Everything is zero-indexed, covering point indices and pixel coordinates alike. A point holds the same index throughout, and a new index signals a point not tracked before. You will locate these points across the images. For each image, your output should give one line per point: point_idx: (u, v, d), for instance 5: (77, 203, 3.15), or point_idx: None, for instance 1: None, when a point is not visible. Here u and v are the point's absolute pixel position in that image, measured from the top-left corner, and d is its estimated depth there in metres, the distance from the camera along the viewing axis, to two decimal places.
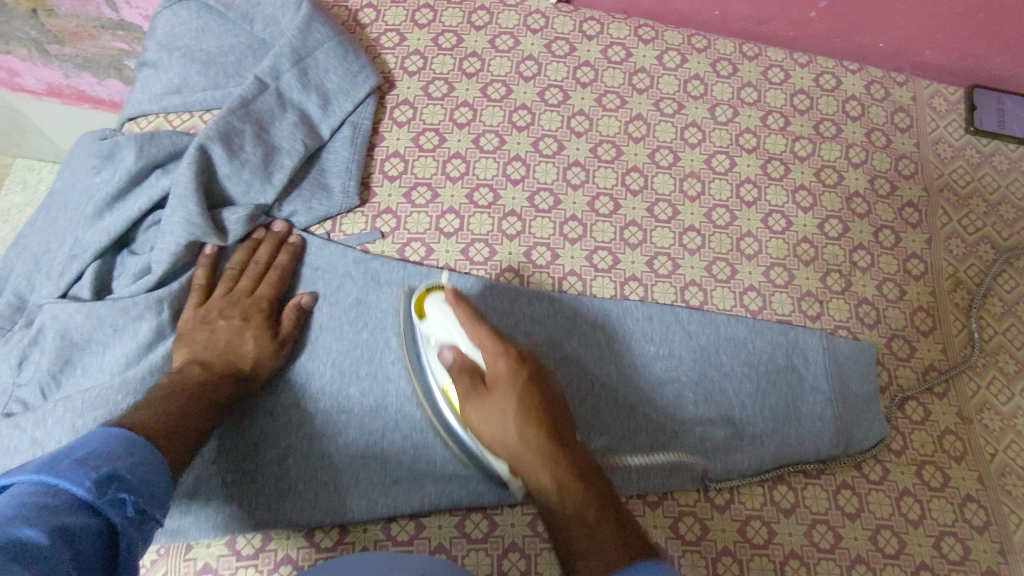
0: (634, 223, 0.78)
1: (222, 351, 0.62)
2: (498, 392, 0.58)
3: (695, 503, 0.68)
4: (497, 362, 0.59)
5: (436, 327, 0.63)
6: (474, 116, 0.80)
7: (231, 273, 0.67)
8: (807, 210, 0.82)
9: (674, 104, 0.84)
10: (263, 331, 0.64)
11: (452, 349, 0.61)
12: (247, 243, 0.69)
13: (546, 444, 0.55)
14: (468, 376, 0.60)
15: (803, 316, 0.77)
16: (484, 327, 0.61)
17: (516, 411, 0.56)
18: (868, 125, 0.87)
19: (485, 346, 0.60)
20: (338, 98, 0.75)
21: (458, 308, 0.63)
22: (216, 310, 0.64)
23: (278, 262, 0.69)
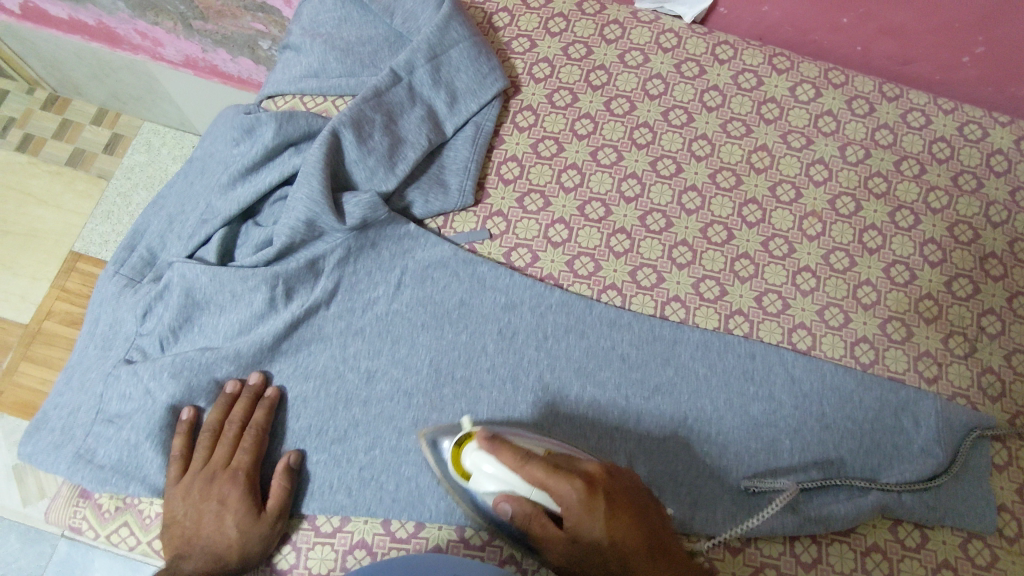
0: (746, 256, 0.75)
1: (207, 543, 0.58)
2: (587, 517, 0.55)
3: (779, 556, 0.65)
4: (570, 493, 0.55)
5: (491, 476, 0.58)
6: (595, 128, 0.79)
7: (206, 439, 0.63)
8: (935, 266, 0.77)
9: (803, 137, 0.81)
10: (244, 513, 0.59)
11: (509, 502, 0.57)
12: (265, 405, 0.65)
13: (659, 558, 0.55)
14: (537, 525, 0.56)
15: (919, 377, 0.73)
16: (538, 465, 0.56)
17: (615, 529, 0.55)
18: (1012, 184, 0.80)
19: (546, 481, 0.56)
20: (465, 97, 0.76)
21: (508, 459, 0.57)
22: (196, 489, 0.61)
23: (254, 421, 0.64)
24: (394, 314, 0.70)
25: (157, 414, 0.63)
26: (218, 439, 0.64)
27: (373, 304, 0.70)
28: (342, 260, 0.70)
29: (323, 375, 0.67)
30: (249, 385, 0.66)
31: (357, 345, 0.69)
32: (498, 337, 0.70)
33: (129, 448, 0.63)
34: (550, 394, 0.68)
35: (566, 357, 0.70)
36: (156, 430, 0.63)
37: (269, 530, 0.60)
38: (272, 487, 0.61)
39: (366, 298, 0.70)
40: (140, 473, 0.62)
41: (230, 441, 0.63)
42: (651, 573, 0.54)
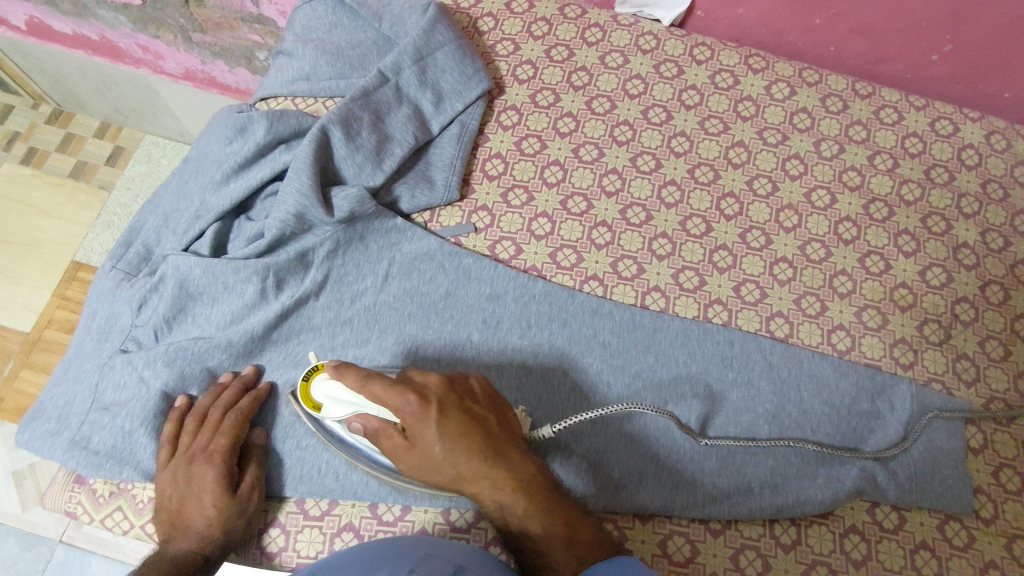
0: (724, 247, 0.78)
1: (194, 524, 0.60)
2: (420, 421, 0.56)
3: (759, 537, 0.67)
4: (402, 403, 0.56)
5: (343, 401, 0.61)
6: (577, 127, 0.82)
7: (193, 421, 0.64)
8: (909, 255, 0.79)
9: (778, 134, 0.83)
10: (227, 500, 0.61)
11: (359, 419, 0.59)
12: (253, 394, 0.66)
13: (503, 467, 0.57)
14: (388, 438, 0.58)
15: (894, 363, 0.74)
16: (375, 381, 0.57)
17: (460, 438, 0.56)
18: (984, 176, 0.84)
19: (388, 401, 0.57)
20: (451, 97, 0.79)
21: (350, 380, 0.59)
22: (182, 472, 0.62)
23: (239, 408, 0.65)
24: (382, 305, 0.72)
25: (150, 401, 0.65)
26: (203, 422, 0.65)
27: (361, 295, 0.72)
28: (332, 253, 0.72)
29: (313, 363, 0.69)
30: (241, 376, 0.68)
31: (346, 334, 0.71)
32: (482, 326, 0.72)
33: (123, 434, 0.65)
34: (533, 381, 0.70)
35: (549, 345, 0.72)
36: (149, 417, 0.65)
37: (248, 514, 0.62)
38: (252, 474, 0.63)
39: (355, 289, 0.72)
40: (134, 459, 0.64)
41: (214, 424, 0.64)
42: (471, 476, 0.56)
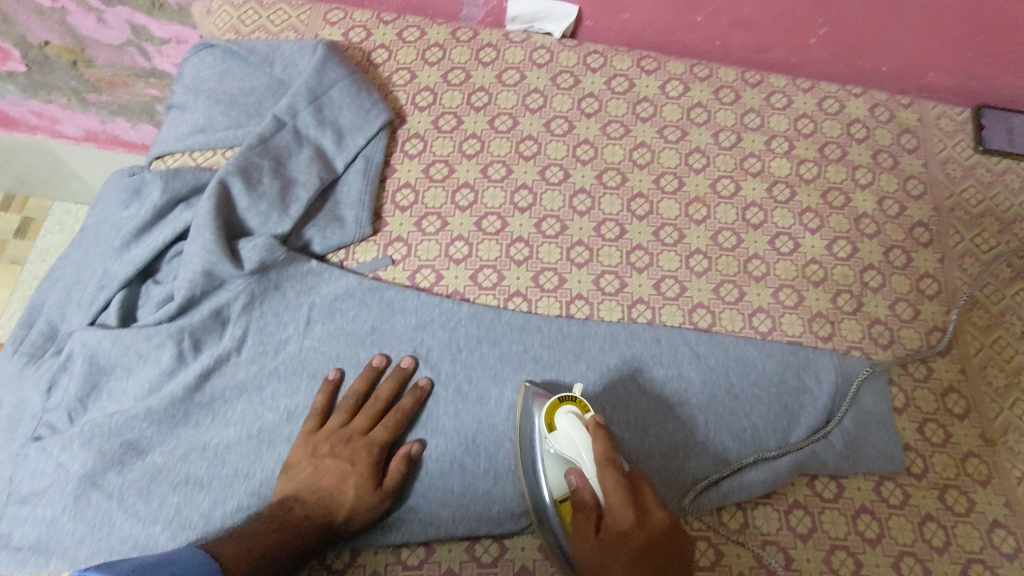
0: (640, 248, 0.80)
1: (320, 496, 0.62)
2: (623, 527, 0.55)
3: (710, 527, 0.68)
4: (624, 514, 0.55)
5: (568, 444, 0.62)
6: (482, 147, 0.83)
7: (347, 405, 0.68)
8: (815, 232, 0.82)
9: (678, 131, 0.86)
10: (366, 482, 0.63)
11: (578, 477, 0.60)
12: (393, 378, 0.69)
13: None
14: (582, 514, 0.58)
15: (814, 337, 0.77)
16: (612, 473, 0.58)
17: (638, 547, 0.54)
18: (874, 147, 0.88)
19: (610, 493, 0.57)
20: (352, 133, 0.79)
21: (596, 446, 0.60)
22: (327, 445, 0.64)
23: (402, 404, 0.68)
24: (307, 351, 0.71)
25: (72, 486, 0.63)
26: (356, 410, 0.68)
27: (284, 344, 0.71)
28: (248, 306, 0.70)
29: (242, 421, 0.67)
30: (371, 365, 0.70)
31: (273, 386, 0.69)
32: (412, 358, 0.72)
33: (46, 525, 0.62)
34: (470, 405, 0.70)
35: (481, 367, 0.72)
36: (72, 503, 0.62)
37: (381, 504, 0.63)
38: (391, 467, 0.64)
39: (277, 339, 0.71)
40: (60, 549, 0.61)
41: (372, 413, 0.67)
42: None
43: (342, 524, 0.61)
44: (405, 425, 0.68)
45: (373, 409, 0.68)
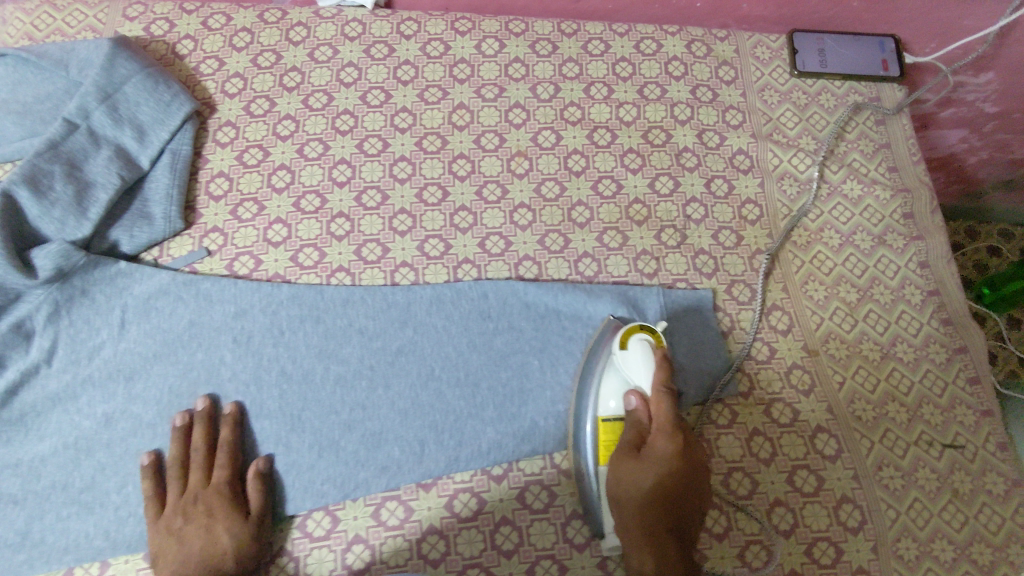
0: (463, 208, 0.80)
1: (201, 559, 0.61)
2: (653, 464, 0.61)
3: (541, 471, 0.68)
4: (666, 443, 0.61)
5: (633, 367, 0.64)
6: (297, 128, 0.82)
7: (175, 470, 0.65)
8: (636, 172, 0.84)
9: (496, 88, 0.86)
10: (233, 518, 0.62)
11: (637, 397, 0.64)
12: (202, 420, 0.67)
13: (645, 537, 0.60)
14: (634, 433, 0.63)
15: (640, 274, 0.78)
16: (669, 409, 0.62)
17: (670, 471, 0.60)
18: (692, 82, 0.89)
19: (665, 425, 0.61)
20: (154, 128, 0.77)
21: (658, 372, 0.63)
22: (176, 517, 0.63)
23: (223, 439, 0.66)
24: (123, 353, 0.69)
25: None
26: (186, 468, 0.66)
27: (98, 350, 0.69)
28: (53, 315, 0.68)
29: (57, 431, 0.66)
30: (178, 425, 0.67)
31: (89, 392, 0.68)
32: (234, 345, 0.71)
33: None
34: (295, 385, 0.70)
35: (305, 346, 0.71)
36: None
37: (260, 526, 0.63)
38: (250, 492, 0.64)
39: (91, 345, 0.69)
40: None
41: (201, 463, 0.65)
42: (641, 518, 0.60)
43: (238, 569, 0.61)
44: (239, 454, 0.67)
45: (199, 456, 0.66)
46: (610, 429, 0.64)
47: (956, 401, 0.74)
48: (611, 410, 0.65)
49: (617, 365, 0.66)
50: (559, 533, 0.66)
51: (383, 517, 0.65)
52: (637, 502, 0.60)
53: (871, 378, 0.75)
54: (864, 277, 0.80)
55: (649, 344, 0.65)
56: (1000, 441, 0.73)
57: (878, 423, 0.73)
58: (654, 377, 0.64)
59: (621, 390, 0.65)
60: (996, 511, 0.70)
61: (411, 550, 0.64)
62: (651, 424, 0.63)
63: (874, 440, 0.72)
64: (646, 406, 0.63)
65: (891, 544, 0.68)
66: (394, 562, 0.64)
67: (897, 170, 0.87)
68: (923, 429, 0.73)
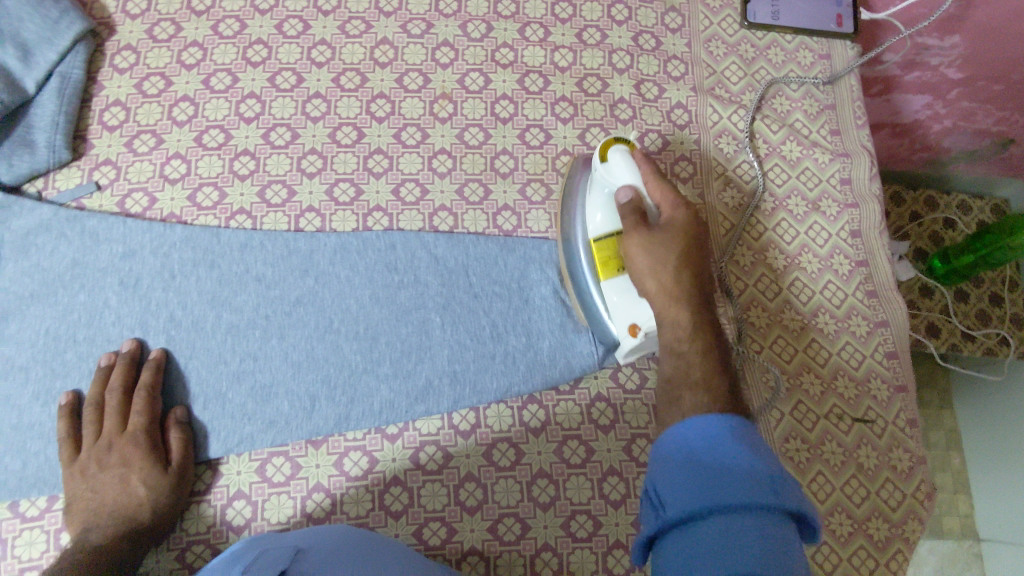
0: (379, 151, 0.75)
1: (115, 509, 0.59)
2: (667, 233, 0.59)
3: (437, 431, 0.66)
4: (677, 214, 0.60)
5: (617, 172, 0.61)
6: (204, 56, 0.76)
7: (90, 414, 0.63)
8: (567, 121, 0.79)
9: (423, 24, 0.81)
10: (148, 468, 0.60)
11: (631, 189, 0.60)
12: (125, 363, 0.64)
13: (681, 282, 0.58)
14: (639, 214, 0.59)
15: (561, 231, 0.75)
16: (664, 186, 0.61)
17: (677, 238, 0.59)
18: (635, 29, 0.84)
19: (667, 202, 0.60)
20: (40, 48, 0.71)
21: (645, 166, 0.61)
22: (92, 463, 0.61)
23: (142, 383, 0.63)
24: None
25: None
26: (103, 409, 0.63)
27: None
28: None
29: None
30: (102, 366, 0.64)
31: None
32: (120, 288, 0.67)
33: None
34: (183, 332, 0.66)
35: (197, 292, 0.68)
36: None
37: (179, 478, 0.61)
38: (172, 442, 0.62)
39: None
40: None
41: (116, 407, 0.62)
42: (671, 307, 0.57)
43: (155, 518, 0.59)
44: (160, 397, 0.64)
45: (114, 399, 0.62)
46: (606, 244, 0.62)
47: (871, 375, 0.73)
48: (600, 225, 0.63)
49: (598, 179, 0.63)
50: (451, 496, 0.64)
51: (267, 474, 0.64)
52: (669, 297, 0.58)
53: (789, 348, 0.73)
54: (794, 244, 0.78)
55: (628, 149, 0.62)
56: (910, 418, 0.72)
57: (791, 395, 0.71)
58: (642, 174, 0.60)
59: (605, 199, 0.62)
60: (898, 488, 0.69)
61: (293, 509, 0.63)
62: (652, 202, 0.60)
63: (784, 411, 0.71)
64: (641, 196, 0.60)
65: None
66: (275, 519, 0.62)
67: (840, 134, 0.83)
68: (835, 402, 0.72)
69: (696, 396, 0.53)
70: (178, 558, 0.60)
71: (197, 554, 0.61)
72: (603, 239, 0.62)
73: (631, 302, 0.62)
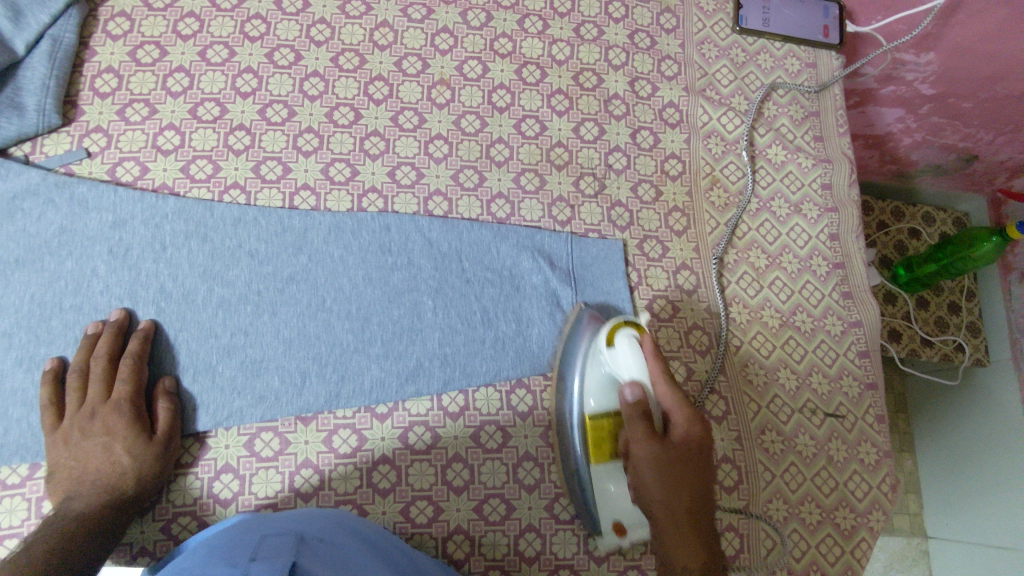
0: (376, 133, 0.75)
1: (98, 478, 0.58)
2: (676, 456, 0.56)
3: (426, 412, 0.67)
4: (690, 428, 0.57)
5: (623, 364, 0.58)
6: (201, 27, 0.75)
7: (74, 382, 0.61)
8: (562, 114, 0.80)
9: (423, 9, 0.81)
10: (132, 438, 0.59)
11: (637, 389, 0.57)
12: (112, 331, 0.63)
13: (681, 509, 0.55)
14: (646, 427, 0.57)
15: (553, 221, 0.76)
16: (673, 390, 0.58)
17: (681, 472, 0.56)
18: (632, 27, 0.86)
19: (678, 410, 0.57)
20: (32, 9, 0.69)
21: (655, 360, 0.59)
22: (75, 430, 0.60)
23: (129, 351, 0.62)
24: None
25: None
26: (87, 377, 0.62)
27: None
28: None
29: None
30: (88, 334, 0.63)
31: None
32: (109, 258, 0.66)
33: None
34: (173, 305, 0.66)
35: (188, 264, 0.67)
36: None
37: (164, 449, 0.60)
38: (158, 412, 0.61)
39: None
40: None
41: (101, 375, 0.61)
42: (671, 539, 0.55)
43: (138, 488, 0.59)
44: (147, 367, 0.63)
45: (99, 367, 0.61)
46: (603, 425, 0.60)
47: (843, 372, 0.76)
48: (596, 408, 0.61)
49: (605, 364, 0.61)
50: (438, 475, 0.65)
51: (256, 449, 0.64)
52: (675, 504, 0.55)
53: (767, 344, 0.76)
54: (775, 244, 0.80)
55: (636, 338, 0.60)
56: (878, 414, 0.75)
57: (768, 389, 0.74)
58: (652, 369, 0.58)
59: (608, 384, 0.61)
60: (865, 480, 0.73)
61: (281, 484, 0.63)
62: (664, 411, 0.58)
63: (761, 405, 0.73)
64: (647, 392, 0.58)
65: (763, 504, 0.70)
66: (262, 494, 0.63)
67: (822, 141, 0.87)
68: (809, 397, 0.75)
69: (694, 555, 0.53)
70: (163, 529, 0.60)
71: (183, 526, 0.61)
72: (598, 425, 0.61)
73: (616, 497, 0.61)
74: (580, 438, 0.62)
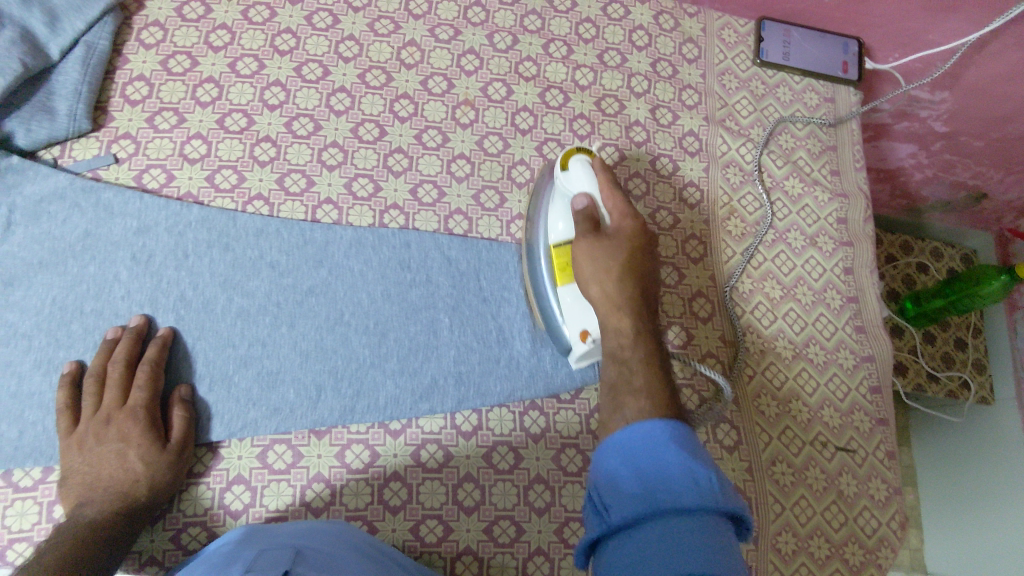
0: (400, 150, 0.76)
1: (111, 485, 0.58)
2: (617, 243, 0.60)
3: (439, 430, 0.67)
4: (626, 224, 0.62)
5: (575, 180, 0.63)
6: (232, 39, 0.76)
7: (91, 387, 0.62)
8: (583, 139, 0.81)
9: (451, 30, 0.82)
10: (147, 445, 0.59)
11: (587, 198, 0.61)
12: (130, 337, 0.63)
13: (625, 305, 0.58)
14: (592, 222, 0.61)
15: None
16: (619, 194, 0.62)
17: (625, 236, 0.61)
18: (654, 55, 0.87)
19: (620, 209, 0.62)
20: (68, 16, 0.70)
21: (599, 171, 0.63)
22: (90, 435, 0.60)
23: (146, 358, 0.63)
24: (5, 256, 0.65)
25: None
26: (104, 382, 0.62)
27: None
28: None
29: None
30: (107, 339, 0.63)
31: None
32: (132, 263, 0.66)
33: None
34: (193, 312, 0.66)
35: (210, 273, 0.68)
36: None
37: (177, 457, 0.60)
38: (173, 420, 0.61)
39: None
40: None
41: (117, 380, 0.61)
42: (614, 308, 0.57)
43: (150, 496, 0.58)
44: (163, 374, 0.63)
45: (116, 372, 0.62)
46: (564, 250, 0.62)
47: (855, 406, 0.77)
48: (560, 232, 0.63)
49: (559, 187, 0.64)
50: (449, 494, 0.65)
51: (268, 460, 0.64)
52: (620, 316, 0.57)
53: (780, 375, 0.76)
54: (790, 276, 0.81)
55: (587, 159, 0.64)
56: (889, 450, 0.75)
57: (780, 420, 0.74)
58: (600, 183, 0.62)
59: (567, 208, 0.63)
60: (875, 516, 0.73)
61: (292, 497, 0.63)
62: (608, 214, 0.62)
63: (772, 435, 0.73)
64: (596, 204, 0.61)
65: (772, 537, 0.70)
66: (273, 506, 0.62)
67: (839, 175, 0.87)
68: (820, 430, 0.75)
69: (639, 402, 0.49)
70: (173, 539, 0.60)
71: (193, 536, 0.61)
72: (562, 244, 0.63)
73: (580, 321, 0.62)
74: (550, 285, 0.64)
